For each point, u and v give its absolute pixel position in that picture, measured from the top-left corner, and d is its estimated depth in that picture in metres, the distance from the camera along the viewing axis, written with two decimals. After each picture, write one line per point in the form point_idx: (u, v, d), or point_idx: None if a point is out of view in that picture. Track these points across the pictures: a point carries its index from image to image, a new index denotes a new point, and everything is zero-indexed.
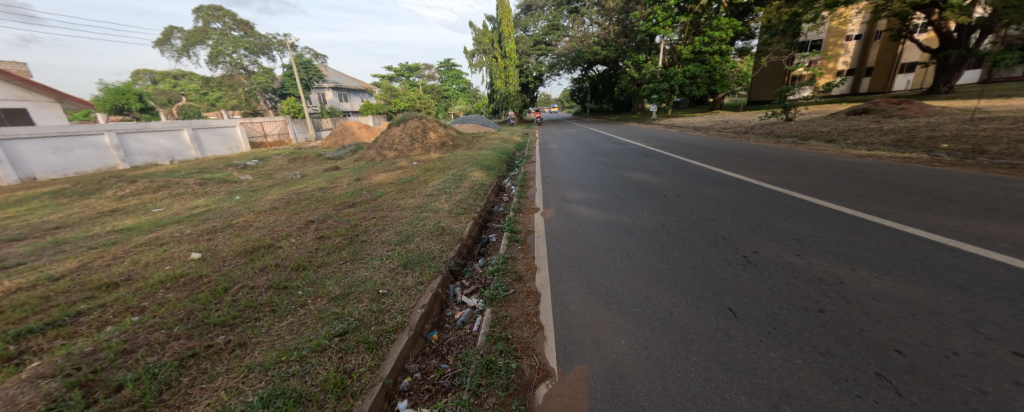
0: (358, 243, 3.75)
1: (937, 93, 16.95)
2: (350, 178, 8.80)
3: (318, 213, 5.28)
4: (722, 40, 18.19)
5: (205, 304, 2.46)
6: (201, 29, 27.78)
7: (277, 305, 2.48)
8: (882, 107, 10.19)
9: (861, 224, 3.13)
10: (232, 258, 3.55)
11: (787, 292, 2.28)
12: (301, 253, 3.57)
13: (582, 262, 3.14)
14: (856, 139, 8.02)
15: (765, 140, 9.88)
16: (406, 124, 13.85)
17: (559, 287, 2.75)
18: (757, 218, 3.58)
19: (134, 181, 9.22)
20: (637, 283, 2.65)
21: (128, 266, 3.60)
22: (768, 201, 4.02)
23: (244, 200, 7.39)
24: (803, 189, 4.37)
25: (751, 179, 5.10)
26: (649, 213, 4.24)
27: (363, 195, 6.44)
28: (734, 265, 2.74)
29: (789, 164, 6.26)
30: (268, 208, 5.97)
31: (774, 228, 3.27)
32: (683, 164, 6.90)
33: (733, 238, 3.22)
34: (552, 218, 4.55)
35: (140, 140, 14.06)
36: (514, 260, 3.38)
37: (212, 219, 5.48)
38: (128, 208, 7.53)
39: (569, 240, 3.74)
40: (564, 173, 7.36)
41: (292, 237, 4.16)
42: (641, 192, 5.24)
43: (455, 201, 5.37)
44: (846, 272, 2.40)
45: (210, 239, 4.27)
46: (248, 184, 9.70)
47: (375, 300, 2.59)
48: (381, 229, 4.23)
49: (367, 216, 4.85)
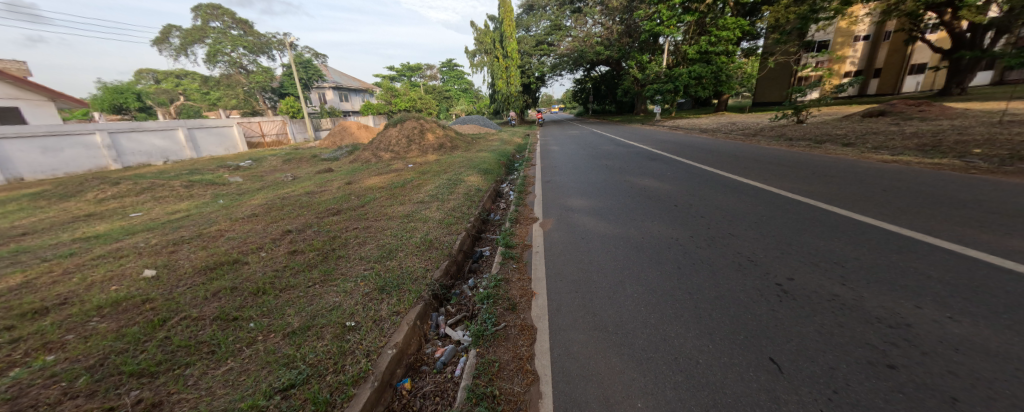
0: (333, 260, 3.33)
1: (950, 95, 16.45)
2: (342, 181, 8.40)
3: (298, 221, 4.88)
4: (729, 40, 17.80)
5: (128, 344, 2.05)
6: (199, 28, 27.50)
7: (218, 344, 2.07)
8: (899, 109, 9.74)
9: (912, 245, 2.69)
10: (189, 277, 3.14)
11: (841, 336, 1.84)
12: (266, 272, 3.14)
13: (585, 288, 2.71)
14: (875, 142, 7.59)
15: (777, 143, 9.44)
16: (403, 125, 13.46)
17: (559, 321, 2.33)
18: (786, 236, 3.14)
19: (118, 182, 8.86)
20: (653, 318, 2.22)
21: (71, 286, 3.17)
22: (795, 215, 3.59)
23: (227, 205, 6.98)
24: (832, 199, 3.94)
25: (771, 187, 4.66)
26: (660, 226, 3.81)
27: (351, 200, 6.03)
28: (768, 295, 2.30)
29: (808, 170, 5.82)
30: (247, 214, 5.56)
31: (809, 249, 2.83)
32: (693, 168, 6.47)
33: (760, 259, 2.79)
34: (553, 231, 4.12)
35: (134, 140, 13.74)
36: (507, 283, 2.94)
37: (184, 227, 5.06)
38: (106, 212, 7.14)
39: (571, 258, 3.32)
40: (565, 178, 6.94)
41: (262, 251, 3.74)
42: (648, 200, 4.82)
43: (447, 209, 4.94)
44: (910, 310, 1.97)
45: (174, 252, 3.86)
46: (236, 187, 9.30)
47: (339, 336, 2.17)
48: (361, 243, 3.80)
49: (349, 227, 4.42)
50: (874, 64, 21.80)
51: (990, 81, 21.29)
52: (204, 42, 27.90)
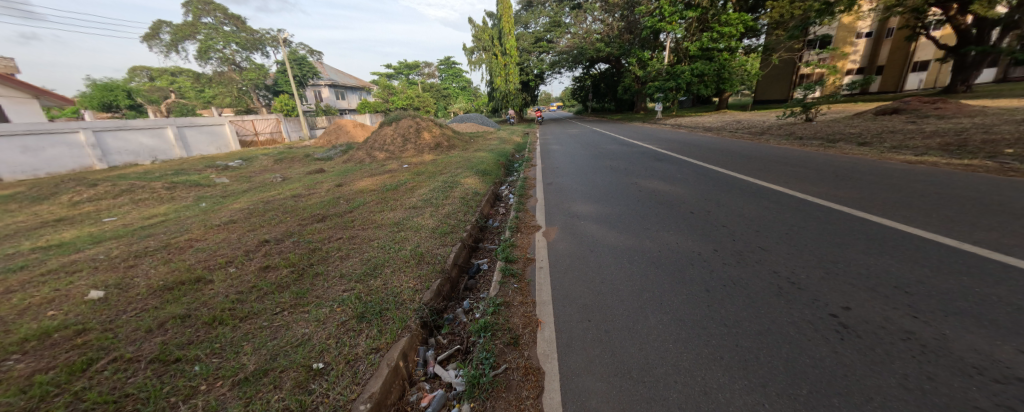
0: (310, 279, 2.91)
1: (955, 92, 16.04)
2: (331, 183, 7.96)
3: (278, 229, 4.45)
4: (732, 35, 17.32)
5: (32, 403, 1.65)
6: (190, 23, 26.83)
7: (149, 400, 1.67)
8: (914, 106, 9.38)
9: (984, 265, 2.31)
10: (141, 301, 2.70)
11: (938, 396, 1.45)
12: (228, 294, 2.69)
13: (599, 316, 2.32)
14: (894, 142, 7.24)
15: (787, 142, 9.05)
16: (398, 123, 12.99)
17: (571, 362, 1.93)
18: (827, 251, 2.76)
19: (96, 184, 8.39)
20: (686, 362, 1.83)
21: (2, 311, 2.73)
22: (831, 224, 3.22)
23: (209, 208, 6.56)
24: (869, 207, 3.57)
25: (796, 192, 4.28)
26: (678, 237, 3.42)
27: (338, 205, 5.59)
28: (824, 332, 1.92)
29: (830, 172, 5.44)
30: (224, 221, 5.11)
31: (860, 270, 2.45)
32: (704, 170, 6.08)
33: (803, 281, 2.41)
34: (558, 241, 3.72)
35: (120, 138, 13.25)
36: (509, 308, 2.54)
37: (154, 235, 4.63)
38: (77, 216, 6.68)
39: (581, 275, 2.93)
40: (568, 180, 6.55)
41: (231, 266, 3.30)
42: (660, 205, 4.45)
43: (441, 216, 4.50)
44: (1014, 357, 1.59)
45: (132, 267, 3.41)
46: (222, 188, 8.84)
47: (303, 386, 1.78)
48: (343, 257, 3.38)
49: (333, 237, 3.99)
50: (877, 61, 21.49)
51: (993, 79, 21.08)
52: (196, 38, 27.30)
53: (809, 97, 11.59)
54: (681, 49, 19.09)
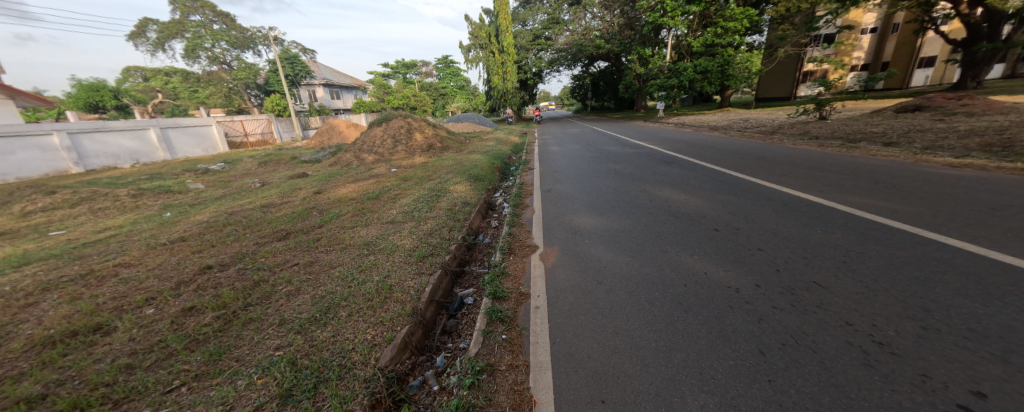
0: (236, 329, 2.25)
1: (965, 89, 15.32)
2: (310, 189, 7.27)
3: (229, 251, 3.78)
4: (736, 31, 16.39)
5: None
6: (177, 21, 26.02)
7: None
8: (939, 103, 8.74)
9: None
10: (8, 363, 2.07)
11: None
12: (118, 356, 2.03)
13: (617, 395, 1.66)
14: (925, 142, 6.61)
15: (804, 142, 8.38)
16: (389, 123, 12.25)
17: None
18: (912, 291, 2.11)
19: (55, 191, 7.70)
20: None
21: None
22: (901, 251, 2.56)
23: (168, 220, 5.86)
24: (937, 226, 2.92)
25: (839, 205, 3.63)
26: (705, 265, 2.75)
27: (308, 218, 4.93)
28: None
29: (867, 177, 4.78)
30: (174, 238, 4.44)
31: (977, 327, 1.77)
32: (721, 176, 5.43)
33: (894, 342, 1.75)
34: (559, 268, 3.04)
35: (99, 141, 12.55)
36: (494, 378, 1.88)
37: (85, 257, 3.96)
38: (21, 229, 6.01)
39: (591, 320, 2.26)
40: (569, 186, 5.89)
41: (150, 306, 2.64)
42: (676, 219, 3.81)
43: (422, 233, 3.83)
44: None
45: (27, 307, 2.75)
46: (193, 195, 8.16)
47: None
48: (291, 294, 2.69)
49: (287, 263, 3.31)
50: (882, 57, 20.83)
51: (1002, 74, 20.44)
52: (184, 36, 26.49)
53: (822, 94, 10.94)
54: (683, 46, 18.40)
